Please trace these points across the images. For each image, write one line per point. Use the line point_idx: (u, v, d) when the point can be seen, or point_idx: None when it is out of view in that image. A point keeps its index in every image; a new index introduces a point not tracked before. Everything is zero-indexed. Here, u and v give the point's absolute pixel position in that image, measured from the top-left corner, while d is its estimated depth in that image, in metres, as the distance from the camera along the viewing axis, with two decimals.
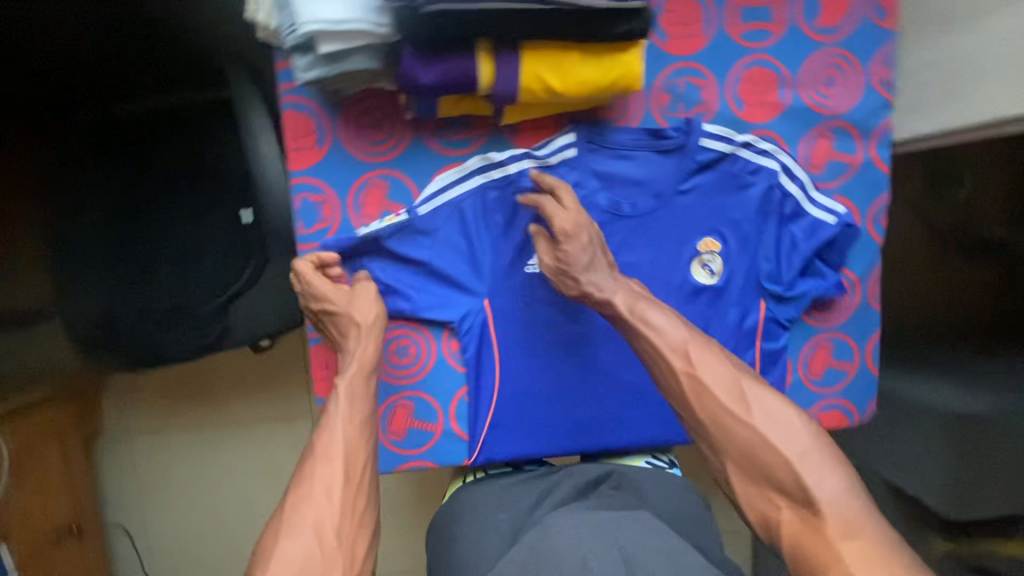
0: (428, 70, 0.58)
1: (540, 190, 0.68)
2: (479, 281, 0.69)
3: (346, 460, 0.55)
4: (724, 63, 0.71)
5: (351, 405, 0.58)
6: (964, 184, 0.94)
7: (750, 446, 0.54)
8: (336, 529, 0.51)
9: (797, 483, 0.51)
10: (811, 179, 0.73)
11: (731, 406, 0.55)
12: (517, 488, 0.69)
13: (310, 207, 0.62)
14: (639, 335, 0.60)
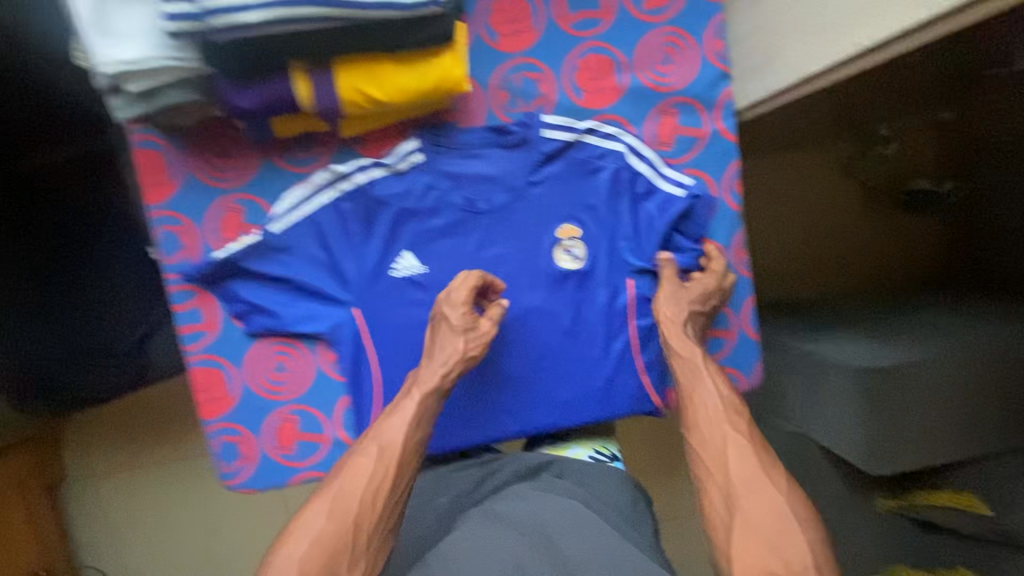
0: (246, 95, 0.63)
1: (391, 197, 0.74)
2: (345, 291, 0.75)
3: (397, 468, 0.64)
4: (558, 54, 0.75)
5: (416, 424, 0.67)
6: (889, 146, 1.21)
7: (771, 507, 0.59)
8: (375, 519, 0.60)
9: (801, 557, 0.55)
10: (660, 156, 0.78)
11: (759, 472, 0.62)
12: (459, 476, 0.74)
13: (171, 237, 0.73)
14: (696, 381, 0.71)
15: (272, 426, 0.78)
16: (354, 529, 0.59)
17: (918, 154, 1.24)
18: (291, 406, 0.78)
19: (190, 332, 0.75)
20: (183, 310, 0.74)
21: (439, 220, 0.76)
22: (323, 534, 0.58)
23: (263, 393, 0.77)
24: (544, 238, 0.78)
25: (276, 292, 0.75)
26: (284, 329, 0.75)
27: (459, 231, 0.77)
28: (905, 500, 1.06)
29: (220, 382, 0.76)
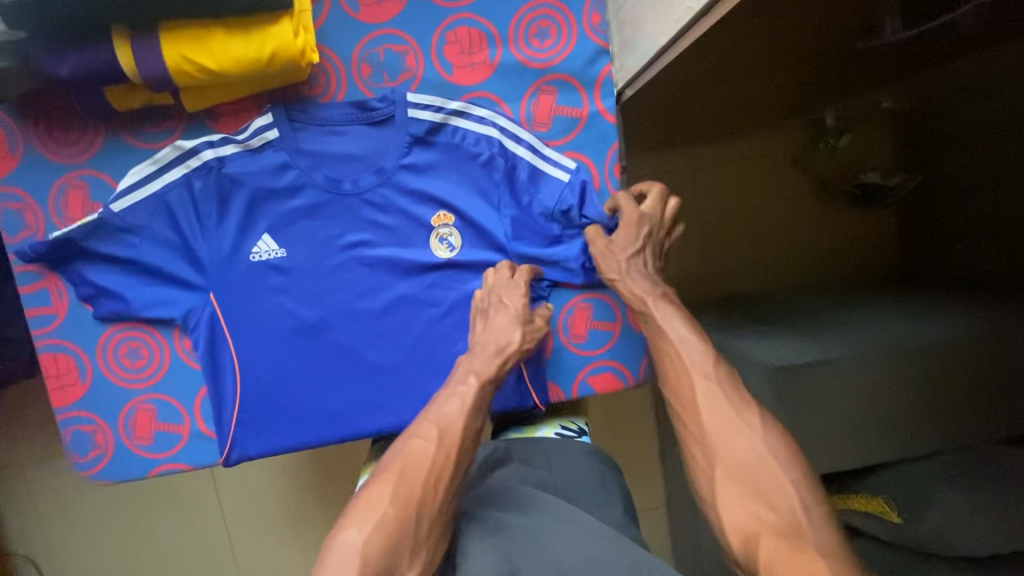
0: (63, 63, 0.59)
1: (245, 176, 0.70)
2: (198, 273, 0.71)
3: (459, 453, 0.60)
4: (424, 27, 0.71)
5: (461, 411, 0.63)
6: (842, 136, 1.16)
7: (748, 456, 0.56)
8: (436, 505, 0.56)
9: (788, 506, 0.52)
10: (538, 137, 0.73)
11: (736, 416, 0.59)
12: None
13: (11, 215, 0.69)
14: (660, 330, 0.67)
15: (127, 416, 0.74)
16: (416, 514, 0.54)
17: (875, 146, 1.20)
18: (148, 395, 0.74)
19: (37, 315, 0.71)
20: (30, 291, 0.71)
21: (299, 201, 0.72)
22: (383, 518, 0.54)
23: (116, 380, 0.73)
24: (416, 222, 0.74)
25: (125, 274, 0.71)
26: (136, 314, 0.71)
27: (322, 214, 0.72)
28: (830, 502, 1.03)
29: (71, 369, 0.73)
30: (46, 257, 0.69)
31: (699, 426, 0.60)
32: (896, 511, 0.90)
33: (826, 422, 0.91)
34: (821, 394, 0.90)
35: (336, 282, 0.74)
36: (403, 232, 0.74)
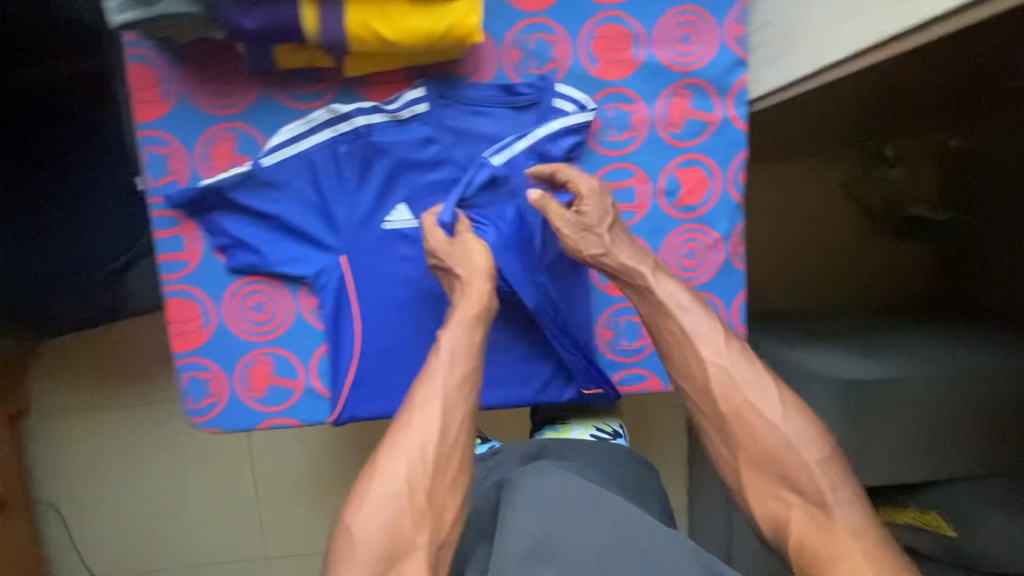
0: (251, 16, 0.61)
1: (390, 145, 0.72)
2: (284, 240, 0.73)
3: (445, 415, 0.62)
4: (576, 18, 0.73)
5: (453, 360, 0.65)
6: (893, 167, 1.20)
7: (773, 445, 0.62)
8: (429, 474, 0.59)
9: (811, 484, 0.61)
10: (669, 137, 0.76)
11: (754, 402, 0.64)
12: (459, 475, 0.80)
13: (157, 158, 0.70)
14: (667, 312, 0.68)
15: (245, 367, 0.75)
16: (413, 486, 0.58)
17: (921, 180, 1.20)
18: (267, 348, 0.76)
19: (169, 260, 0.72)
20: (166, 237, 0.72)
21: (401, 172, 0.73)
22: (382, 500, 0.57)
23: (238, 331, 0.75)
24: (489, 207, 0.75)
25: (262, 229, 0.72)
26: (269, 269, 0.73)
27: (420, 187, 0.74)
28: None
29: (195, 316, 0.74)
30: (190, 205, 0.70)
31: (717, 412, 0.66)
32: (951, 524, 0.96)
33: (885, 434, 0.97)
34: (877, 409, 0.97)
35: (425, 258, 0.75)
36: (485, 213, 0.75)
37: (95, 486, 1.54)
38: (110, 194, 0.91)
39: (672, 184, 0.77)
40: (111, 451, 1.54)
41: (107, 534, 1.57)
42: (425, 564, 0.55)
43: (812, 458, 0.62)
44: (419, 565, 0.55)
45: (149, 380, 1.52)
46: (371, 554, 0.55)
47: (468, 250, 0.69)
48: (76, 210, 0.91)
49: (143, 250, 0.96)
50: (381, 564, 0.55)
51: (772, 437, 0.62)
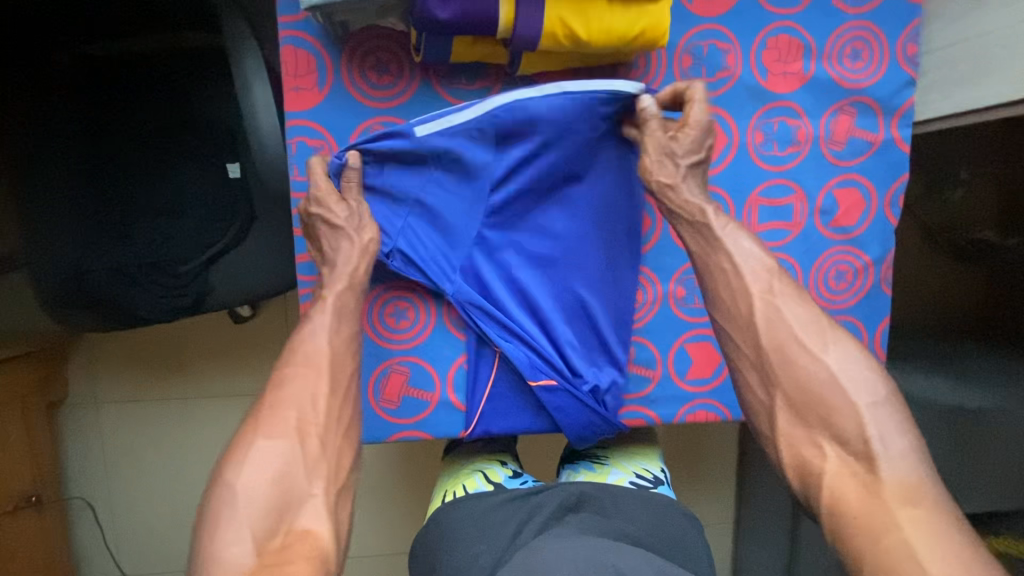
0: (446, 6, 0.57)
1: (545, 141, 0.71)
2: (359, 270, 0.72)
3: (332, 369, 0.67)
4: (748, 27, 0.71)
5: (338, 317, 0.68)
6: (956, 191, 1.46)
7: (816, 382, 0.63)
8: (318, 424, 0.64)
9: (858, 434, 0.60)
10: (830, 155, 0.74)
11: (803, 339, 0.64)
12: (500, 509, 0.88)
13: (308, 148, 0.70)
14: (721, 247, 0.68)
15: (380, 376, 0.72)
16: (305, 436, 0.62)
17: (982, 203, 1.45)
18: (401, 356, 0.74)
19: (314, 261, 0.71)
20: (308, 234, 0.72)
21: (415, 183, 0.72)
22: (271, 458, 0.60)
23: (378, 340, 0.73)
24: (467, 215, 0.73)
25: (397, 229, 0.73)
26: (420, 273, 0.72)
27: (439, 195, 0.73)
28: None
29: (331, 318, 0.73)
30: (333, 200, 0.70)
31: (758, 349, 0.66)
32: None
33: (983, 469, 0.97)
34: (989, 440, 0.97)
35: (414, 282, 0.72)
36: (471, 233, 0.73)
37: (130, 481, 1.46)
38: (205, 187, 0.95)
39: (830, 204, 0.75)
40: (147, 446, 1.46)
41: (135, 533, 1.48)
42: (324, 508, 0.60)
43: (858, 401, 0.61)
44: (316, 513, 0.60)
45: (192, 374, 1.44)
46: (266, 504, 0.58)
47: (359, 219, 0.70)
48: (174, 202, 0.95)
49: (230, 244, 0.96)
50: (276, 515, 0.58)
51: (818, 373, 0.62)
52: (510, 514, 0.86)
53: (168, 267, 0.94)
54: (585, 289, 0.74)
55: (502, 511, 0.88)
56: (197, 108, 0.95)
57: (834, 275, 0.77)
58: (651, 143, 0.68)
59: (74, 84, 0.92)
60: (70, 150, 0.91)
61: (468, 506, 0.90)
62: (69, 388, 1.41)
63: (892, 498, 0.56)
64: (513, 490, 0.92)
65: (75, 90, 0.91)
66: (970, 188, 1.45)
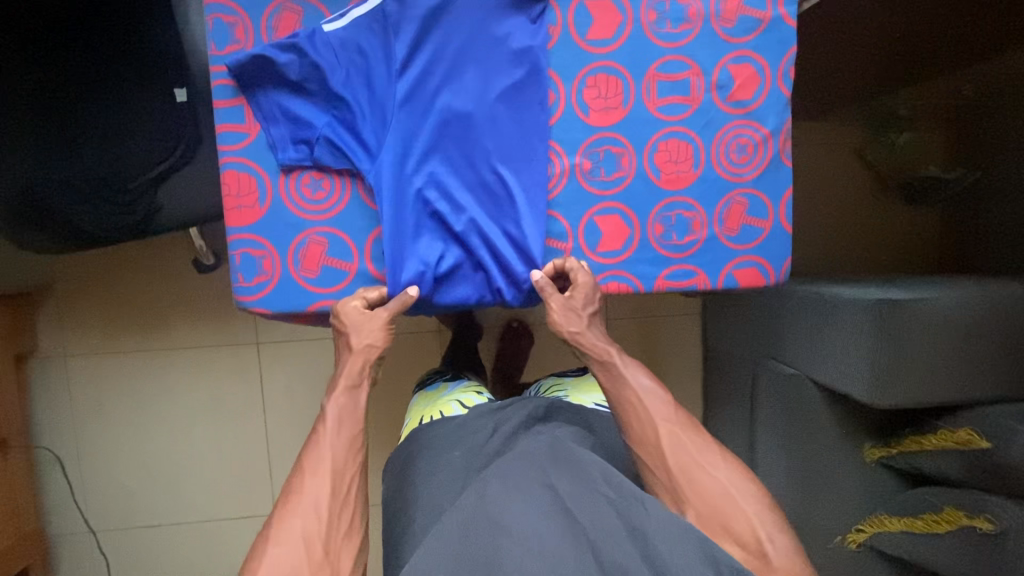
0: None
1: (448, 19, 0.76)
2: (277, 151, 0.75)
3: (336, 474, 0.74)
4: None
5: (339, 424, 0.78)
6: (902, 133, 1.49)
7: (715, 495, 0.75)
8: (319, 528, 0.69)
9: (758, 547, 0.71)
10: (721, 31, 0.79)
11: (700, 463, 0.78)
12: (472, 422, 0.98)
13: (223, 27, 0.73)
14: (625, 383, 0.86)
15: (299, 246, 0.77)
16: (311, 540, 0.68)
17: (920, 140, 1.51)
18: (319, 227, 0.78)
19: (231, 131, 0.75)
20: (227, 107, 0.75)
21: (329, 63, 0.74)
22: (283, 561, 0.66)
23: (296, 211, 0.77)
24: (384, 89, 0.75)
25: (316, 108, 0.76)
26: (339, 153, 0.76)
27: (353, 76, 0.75)
28: (895, 447, 1.11)
29: (252, 189, 0.76)
30: (247, 74, 0.73)
31: (668, 472, 0.78)
32: (983, 437, 0.97)
33: (911, 360, 0.99)
34: (912, 330, 0.99)
35: (322, 165, 0.75)
36: (386, 109, 0.76)
37: (97, 434, 1.48)
38: (151, 110, 1.00)
39: (725, 79, 0.79)
40: (115, 399, 1.48)
41: (102, 487, 1.49)
42: None
43: (751, 508, 0.74)
44: None
45: (157, 325, 1.48)
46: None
47: (368, 329, 0.76)
48: (123, 125, 1.00)
49: (177, 164, 1.02)
50: None
51: (716, 489, 0.76)
52: (482, 425, 0.97)
53: (117, 184, 1.00)
54: (501, 167, 0.77)
55: (475, 423, 0.98)
56: (141, 35, 0.99)
57: (740, 149, 0.81)
58: (555, 305, 0.77)
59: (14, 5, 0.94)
60: (23, 74, 0.96)
61: (442, 427, 1.00)
62: (39, 340, 1.45)
63: None
64: (485, 406, 1.03)
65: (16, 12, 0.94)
66: (914, 131, 1.50)
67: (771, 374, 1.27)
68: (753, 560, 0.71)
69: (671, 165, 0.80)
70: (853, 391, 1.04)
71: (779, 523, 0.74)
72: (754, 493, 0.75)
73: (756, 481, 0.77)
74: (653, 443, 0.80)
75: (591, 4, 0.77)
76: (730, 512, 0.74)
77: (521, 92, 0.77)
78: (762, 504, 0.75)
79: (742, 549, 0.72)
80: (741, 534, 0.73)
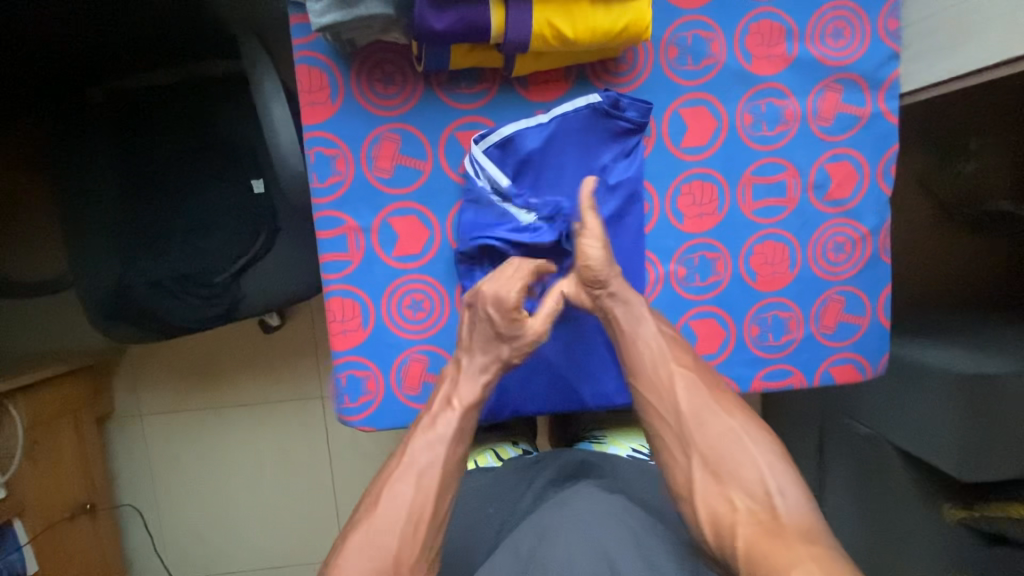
0: (442, 18, 0.67)
1: (543, 150, 0.80)
2: (383, 282, 0.82)
3: (439, 491, 0.66)
4: (730, 17, 0.79)
5: (458, 436, 0.69)
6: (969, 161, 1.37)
7: (727, 443, 0.67)
8: (414, 554, 0.62)
9: (762, 485, 0.63)
10: (820, 130, 0.81)
11: (714, 408, 0.69)
12: (509, 475, 0.91)
13: (324, 158, 0.78)
14: (641, 324, 0.76)
15: (401, 365, 0.83)
16: (401, 561, 0.60)
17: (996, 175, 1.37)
18: (420, 346, 0.84)
19: (336, 260, 0.80)
20: (331, 237, 0.80)
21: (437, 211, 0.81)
22: (366, 574, 0.59)
23: (397, 332, 0.83)
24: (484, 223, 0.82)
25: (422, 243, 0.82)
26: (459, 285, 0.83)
27: (456, 219, 0.82)
28: (978, 510, 1.07)
29: (356, 315, 0.81)
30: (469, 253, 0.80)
31: (676, 415, 0.70)
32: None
33: (1004, 437, 0.97)
34: (1007, 405, 0.97)
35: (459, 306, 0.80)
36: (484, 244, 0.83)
37: (172, 488, 1.54)
38: (231, 202, 1.01)
39: (823, 178, 0.81)
40: (187, 456, 1.53)
41: (178, 538, 1.55)
42: None
43: (765, 459, 0.65)
44: None
45: (227, 384, 1.52)
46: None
47: (524, 338, 0.76)
48: (207, 219, 1.02)
49: (257, 255, 1.02)
50: None
51: (726, 435, 0.67)
52: (517, 482, 0.90)
53: (203, 279, 1.01)
54: None
55: (511, 479, 0.92)
56: (222, 132, 1.02)
57: (841, 248, 0.82)
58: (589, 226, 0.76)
59: (114, 120, 1.01)
60: (115, 179, 1.01)
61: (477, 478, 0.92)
62: (116, 402, 1.51)
63: (794, 536, 0.58)
64: (521, 459, 0.95)
65: (113, 126, 1.01)
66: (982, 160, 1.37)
67: (846, 431, 1.25)
68: (761, 513, 0.61)
69: (767, 268, 0.82)
70: (939, 464, 1.03)
71: (793, 478, 0.64)
72: (771, 444, 0.66)
73: (773, 433, 0.68)
74: (665, 386, 0.72)
75: (686, 113, 0.80)
76: (738, 458, 0.65)
77: (617, 217, 0.80)
78: (776, 454, 0.66)
79: (750, 500, 0.62)
80: (750, 484, 0.63)
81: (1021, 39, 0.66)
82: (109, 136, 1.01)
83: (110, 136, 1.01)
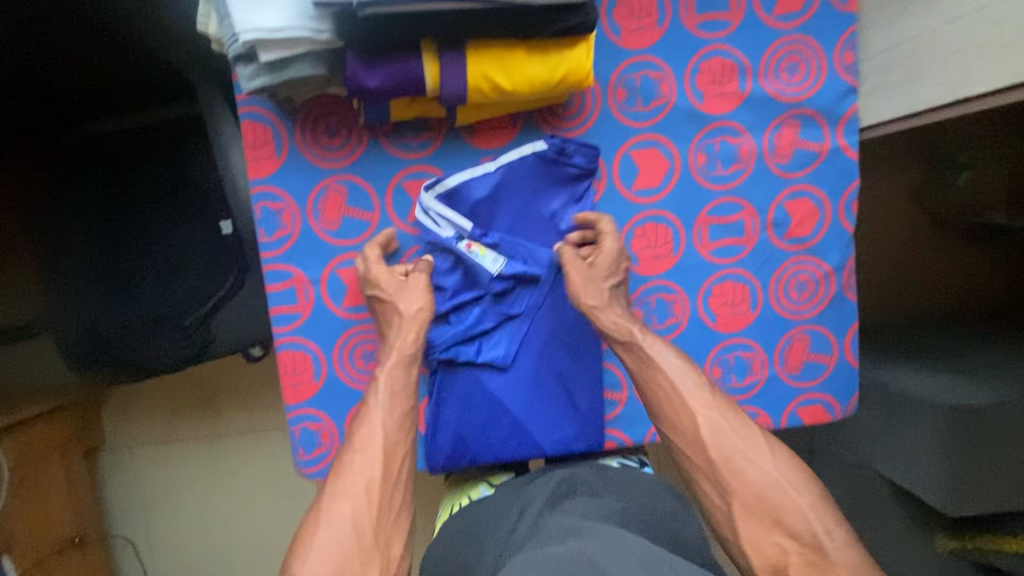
0: (374, 75, 0.68)
1: (492, 199, 0.81)
2: (334, 333, 0.82)
3: (387, 454, 0.72)
4: (680, 57, 0.80)
5: (392, 399, 0.76)
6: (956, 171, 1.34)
7: (763, 488, 0.69)
8: (373, 517, 0.67)
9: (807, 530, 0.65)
10: (777, 167, 0.82)
11: (744, 450, 0.71)
12: (497, 505, 0.83)
13: (270, 213, 0.79)
14: (655, 367, 0.77)
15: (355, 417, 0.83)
16: (358, 522, 0.66)
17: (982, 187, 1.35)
18: None
19: (286, 313, 0.81)
20: (279, 290, 0.80)
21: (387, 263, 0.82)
22: (330, 543, 0.64)
23: (349, 382, 0.83)
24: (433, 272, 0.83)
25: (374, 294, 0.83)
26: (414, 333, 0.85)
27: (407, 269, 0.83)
28: (970, 542, 1.03)
29: (307, 366, 0.82)
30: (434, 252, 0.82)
31: (709, 460, 0.72)
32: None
33: (989, 469, 0.94)
34: (991, 435, 0.94)
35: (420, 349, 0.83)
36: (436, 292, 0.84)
37: (163, 518, 1.55)
38: (198, 243, 1.02)
39: (781, 217, 0.82)
40: (177, 487, 1.54)
41: (170, 567, 1.56)
42: None
43: (803, 499, 0.68)
44: None
45: (212, 414, 1.52)
46: None
47: (407, 297, 0.78)
48: (175, 260, 1.03)
49: (227, 295, 1.03)
50: None
51: (764, 478, 0.69)
52: (506, 509, 0.81)
53: (173, 320, 1.02)
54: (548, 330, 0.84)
55: (501, 507, 0.82)
56: (188, 174, 1.03)
57: (805, 287, 0.82)
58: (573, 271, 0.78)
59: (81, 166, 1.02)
60: (83, 224, 1.02)
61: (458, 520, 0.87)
62: (105, 434, 1.53)
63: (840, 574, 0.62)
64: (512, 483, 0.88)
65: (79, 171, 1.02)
66: None
67: (835, 457, 1.22)
68: (810, 554, 0.64)
69: (727, 308, 0.82)
70: (925, 496, 0.99)
71: (835, 516, 0.67)
72: (810, 482, 0.69)
73: (807, 467, 0.71)
74: (690, 431, 0.73)
75: (638, 154, 0.81)
76: (778, 501, 0.68)
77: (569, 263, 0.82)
78: (819, 496, 0.68)
79: (797, 543, 0.65)
80: (794, 526, 0.66)
81: (976, 79, 0.66)
82: (76, 182, 1.02)
83: (77, 182, 1.02)
